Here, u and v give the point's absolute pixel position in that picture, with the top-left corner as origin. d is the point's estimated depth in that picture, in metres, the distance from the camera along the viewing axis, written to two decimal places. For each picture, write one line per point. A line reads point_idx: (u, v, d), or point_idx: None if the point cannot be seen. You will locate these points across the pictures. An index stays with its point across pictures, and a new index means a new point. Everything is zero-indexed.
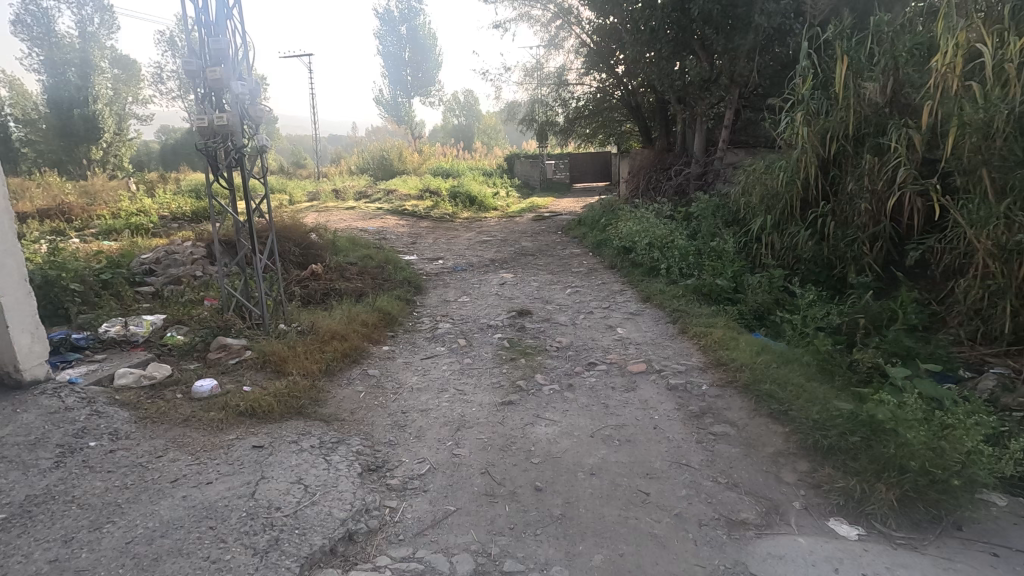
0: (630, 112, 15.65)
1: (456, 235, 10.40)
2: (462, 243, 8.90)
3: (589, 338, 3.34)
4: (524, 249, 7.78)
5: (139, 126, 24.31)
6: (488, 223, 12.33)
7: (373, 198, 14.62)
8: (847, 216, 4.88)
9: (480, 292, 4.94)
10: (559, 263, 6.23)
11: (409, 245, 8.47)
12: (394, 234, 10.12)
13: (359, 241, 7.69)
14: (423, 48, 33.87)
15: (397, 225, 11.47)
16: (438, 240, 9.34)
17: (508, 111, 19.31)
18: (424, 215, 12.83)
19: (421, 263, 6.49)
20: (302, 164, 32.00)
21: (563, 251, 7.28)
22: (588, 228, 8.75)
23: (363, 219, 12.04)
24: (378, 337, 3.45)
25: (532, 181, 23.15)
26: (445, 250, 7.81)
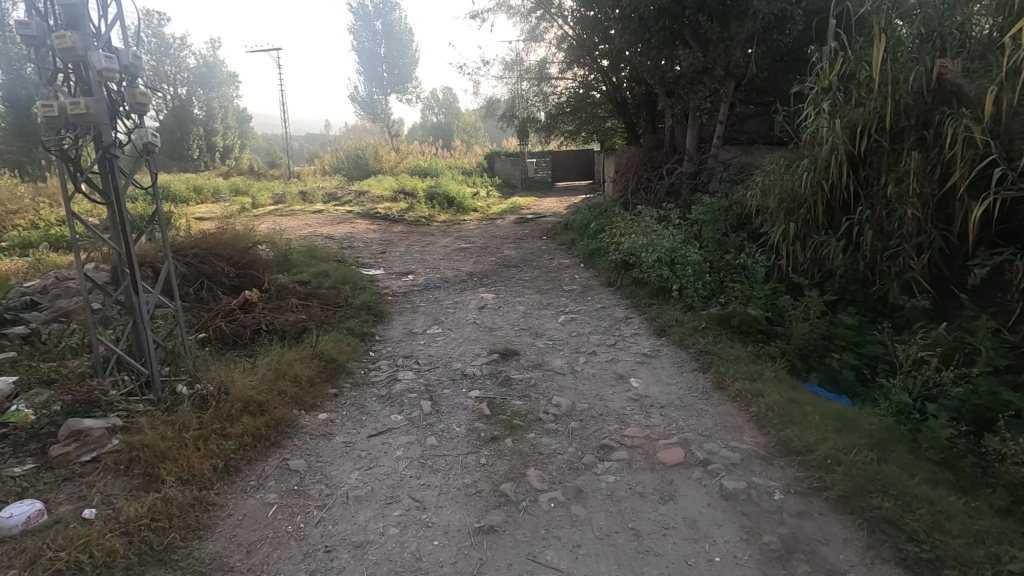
0: (615, 108, 14.94)
1: (431, 241, 9.54)
2: (437, 251, 8.05)
3: (595, 397, 2.53)
4: (506, 258, 6.96)
5: None
6: (467, 227, 11.46)
7: (343, 200, 13.63)
8: (886, 223, 4.15)
9: (455, 319, 4.11)
10: (547, 278, 5.43)
11: (378, 255, 7.58)
12: (363, 241, 9.22)
13: (318, 252, 6.78)
14: (399, 44, 32.75)
15: (368, 230, 10.55)
16: (411, 248, 8.47)
17: (488, 107, 18.48)
18: (398, 218, 11.92)
19: (387, 279, 5.61)
20: (275, 164, 30.74)
21: (549, 261, 6.49)
22: (576, 233, 7.95)
23: (330, 223, 11.09)
24: (314, 398, 2.60)
25: (514, 180, 22.33)
26: (418, 260, 6.95)
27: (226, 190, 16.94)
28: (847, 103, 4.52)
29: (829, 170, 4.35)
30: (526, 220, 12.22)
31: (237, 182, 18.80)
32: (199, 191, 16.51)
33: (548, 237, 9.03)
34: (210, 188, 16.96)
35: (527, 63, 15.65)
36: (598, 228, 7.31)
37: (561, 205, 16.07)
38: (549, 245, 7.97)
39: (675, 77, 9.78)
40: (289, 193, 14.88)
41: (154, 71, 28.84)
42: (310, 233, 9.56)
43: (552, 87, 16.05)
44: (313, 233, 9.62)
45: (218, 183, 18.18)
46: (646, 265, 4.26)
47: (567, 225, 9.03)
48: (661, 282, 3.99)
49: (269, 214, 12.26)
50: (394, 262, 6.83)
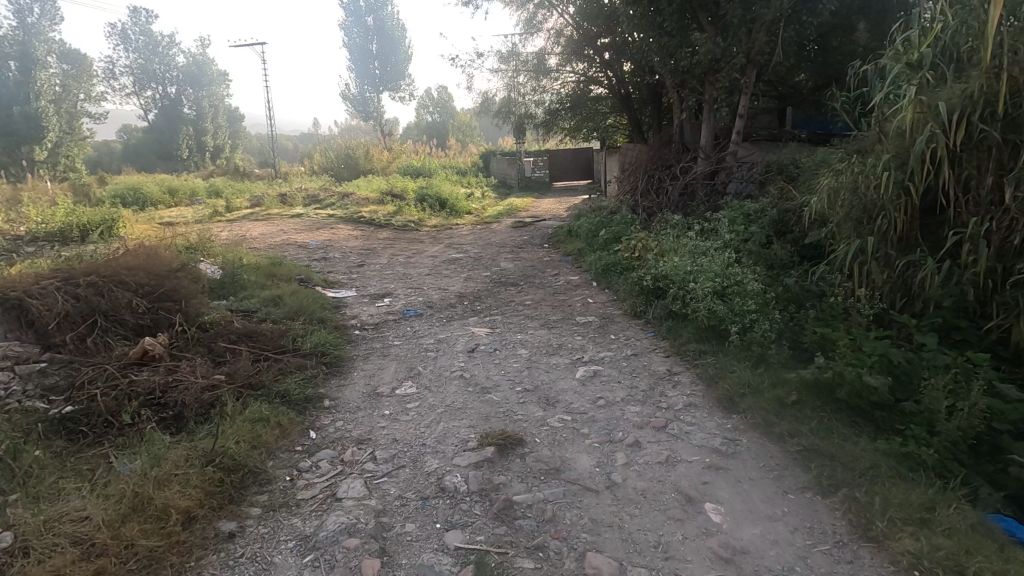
0: (619, 103, 13.99)
1: (419, 250, 8.51)
2: (422, 263, 7.03)
3: (655, 553, 1.53)
4: (503, 274, 5.94)
5: (75, 126, 21.84)
6: (459, 232, 10.46)
7: (325, 203, 12.58)
8: (1006, 239, 3.13)
9: (435, 370, 3.08)
10: (554, 303, 4.42)
11: (353, 270, 6.53)
12: (341, 250, 8.19)
13: (279, 268, 5.72)
14: (391, 40, 31.58)
15: (349, 237, 9.51)
16: (395, 260, 7.44)
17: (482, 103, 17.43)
18: (384, 223, 10.89)
19: (357, 306, 4.56)
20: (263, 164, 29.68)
21: (553, 278, 5.48)
22: (583, 242, 6.93)
23: (307, 230, 10.06)
24: (183, 553, 1.58)
25: (510, 179, 21.34)
26: (401, 277, 5.94)
27: (205, 192, 15.87)
28: (940, 84, 3.50)
29: (920, 169, 3.34)
30: (524, 225, 11.22)
31: (218, 183, 17.69)
32: (174, 194, 15.42)
33: (551, 245, 8.02)
34: (186, 190, 15.87)
35: (523, 56, 14.57)
36: (611, 238, 6.32)
37: (560, 206, 15.09)
38: (552, 256, 6.96)
39: (691, 66, 8.76)
40: (269, 195, 13.81)
41: (141, 69, 27.78)
42: (282, 242, 8.51)
43: (550, 81, 14.99)
44: (286, 242, 8.57)
45: (198, 184, 17.09)
46: (689, 295, 3.23)
47: (571, 231, 8.03)
48: (713, 319, 2.97)
49: (243, 220, 11.21)
50: (371, 279, 5.81)
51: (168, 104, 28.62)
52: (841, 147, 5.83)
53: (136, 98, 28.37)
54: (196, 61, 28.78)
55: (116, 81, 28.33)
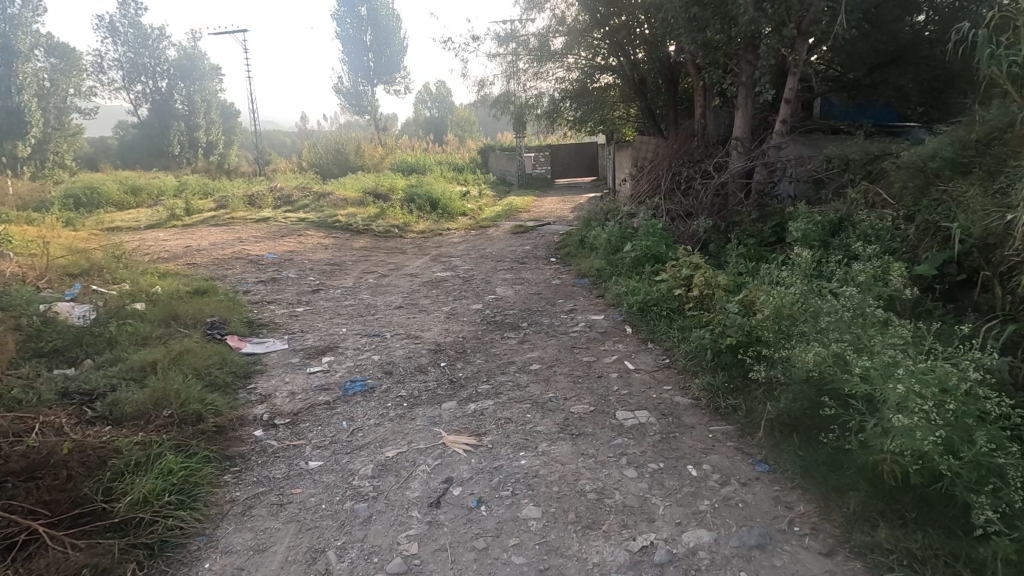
0: (632, 92, 12.46)
1: (398, 264, 7.03)
2: (396, 287, 5.54)
3: None
4: (499, 308, 4.45)
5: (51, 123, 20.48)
6: (450, 240, 8.98)
7: (297, 204, 11.08)
8: None
9: (359, 566, 1.58)
10: (574, 373, 2.91)
11: (304, 298, 5.03)
12: (303, 265, 6.71)
13: (191, 304, 4.20)
14: (386, 31, 30.00)
15: (318, 248, 8.01)
16: (365, 279, 5.96)
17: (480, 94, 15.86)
18: (364, 229, 9.42)
19: (279, 374, 3.05)
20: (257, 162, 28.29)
21: (567, 318, 3.98)
22: (602, 261, 5.43)
23: (269, 238, 8.54)
24: None
25: (510, 176, 19.88)
26: (362, 312, 4.44)
27: (174, 191, 14.33)
28: None
29: None
30: (526, 230, 9.74)
31: (191, 181, 16.14)
32: (139, 194, 13.93)
33: (559, 260, 6.52)
34: (154, 190, 14.34)
35: (524, 39, 12.99)
36: (644, 258, 4.85)
37: (565, 207, 13.62)
38: (562, 277, 5.48)
39: (727, 42, 7.24)
40: (238, 196, 12.26)
41: (130, 62, 26.19)
42: (232, 256, 7.01)
43: (554, 68, 13.44)
44: (238, 255, 7.07)
45: (169, 183, 15.55)
46: (848, 409, 1.74)
47: (585, 243, 6.52)
48: (915, 470, 1.46)
49: (201, 225, 9.70)
50: (321, 316, 4.32)
51: (157, 99, 27.17)
52: (955, 136, 4.29)
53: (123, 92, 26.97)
54: (187, 54, 27.27)
55: (101, 74, 26.91)
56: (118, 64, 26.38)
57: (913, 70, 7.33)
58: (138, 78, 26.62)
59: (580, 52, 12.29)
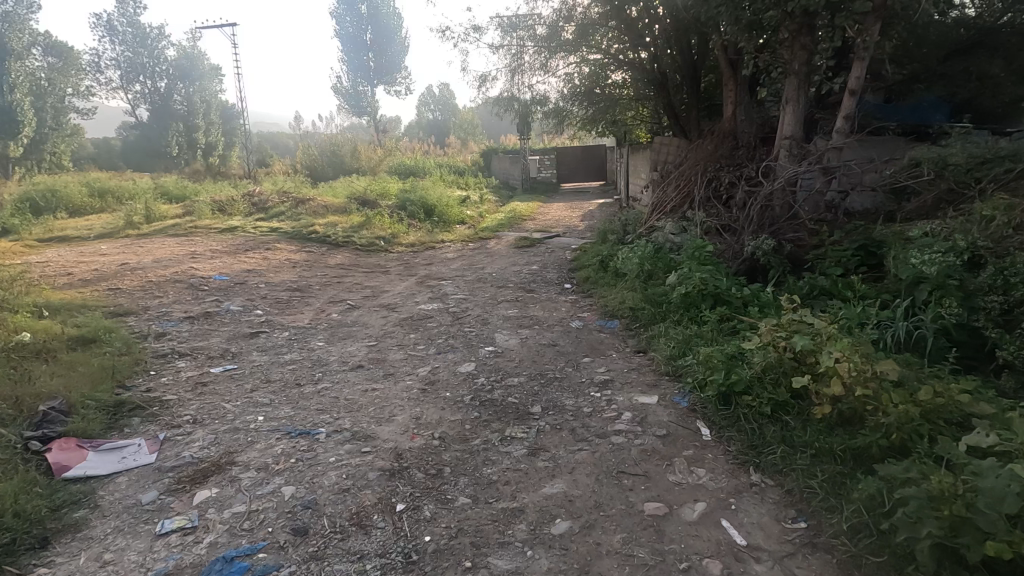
0: (659, 89, 11.32)
1: (375, 290, 5.71)
2: (362, 328, 4.20)
3: None
4: (496, 371, 3.10)
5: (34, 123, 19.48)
6: (443, 256, 7.68)
7: (272, 211, 9.81)
8: None
9: None
10: (633, 556, 1.58)
11: (232, 346, 3.69)
12: (254, 290, 5.39)
13: (43, 369, 2.87)
14: (386, 29, 28.78)
15: (284, 266, 6.70)
16: (325, 315, 4.63)
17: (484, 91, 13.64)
18: (344, 241, 8.13)
19: (101, 537, 1.72)
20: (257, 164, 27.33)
21: (600, 399, 2.63)
22: (637, 295, 4.10)
23: (228, 253, 7.24)
24: None
25: (514, 180, 18.62)
26: (302, 377, 3.09)
27: (147, 194, 13.12)
28: None
29: None
30: (531, 243, 8.43)
31: (170, 183, 14.98)
32: (107, 198, 12.72)
33: (575, 288, 5.20)
34: (124, 192, 13.11)
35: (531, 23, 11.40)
36: (699, 295, 3.57)
37: (574, 215, 12.38)
38: (582, 317, 4.14)
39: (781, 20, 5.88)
40: (209, 200, 10.97)
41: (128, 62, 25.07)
42: (171, 277, 5.71)
43: (562, 62, 12.05)
44: (179, 276, 5.77)
45: (145, 186, 14.31)
46: None
47: (610, 269, 5.22)
48: None
49: (156, 236, 8.41)
50: (238, 385, 2.97)
51: (157, 100, 26.13)
52: None
53: (121, 93, 25.97)
54: (187, 54, 26.08)
55: (99, 73, 25.92)
56: (115, 64, 25.32)
57: (1003, 57, 5.97)
58: (136, 78, 25.53)
59: (593, 43, 10.90)
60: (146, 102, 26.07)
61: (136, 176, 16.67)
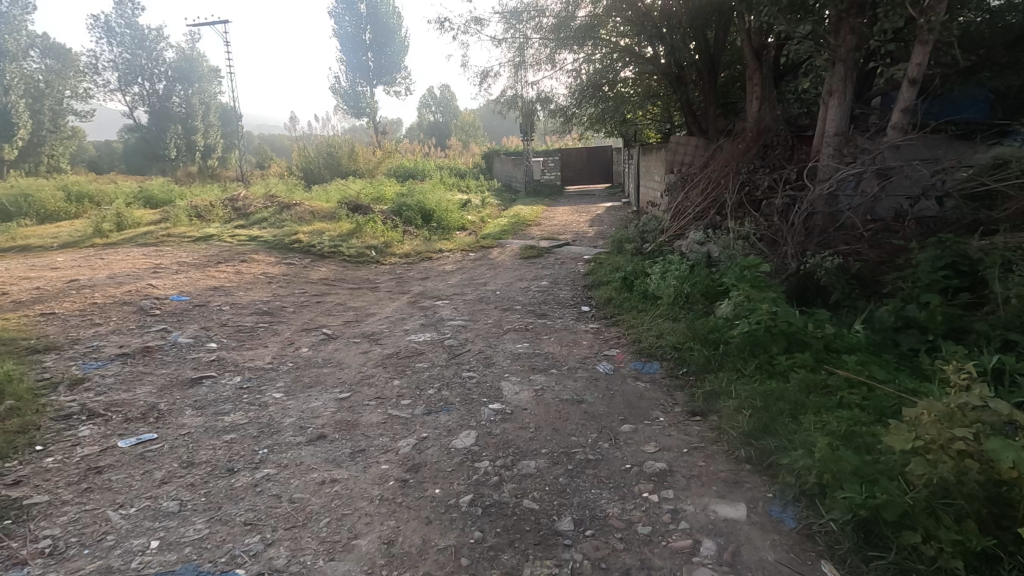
0: (675, 85, 10.52)
1: (359, 312, 4.89)
2: (335, 370, 3.36)
3: None
4: (505, 449, 2.27)
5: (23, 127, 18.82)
6: (441, 268, 6.86)
7: (255, 217, 9.00)
8: None
9: None
10: None
11: (161, 401, 2.85)
12: (215, 315, 4.55)
13: None
14: (386, 28, 27.98)
15: (258, 283, 5.87)
16: (294, 350, 3.79)
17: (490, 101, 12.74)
18: (331, 251, 7.32)
19: None
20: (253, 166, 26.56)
21: (658, 510, 1.81)
22: (680, 329, 3.26)
23: (198, 267, 6.40)
24: None
25: (517, 182, 17.83)
26: (238, 457, 2.25)
27: (127, 199, 12.31)
28: None
29: None
30: (538, 252, 7.61)
31: (155, 187, 14.18)
32: (84, 202, 11.92)
33: (595, 312, 4.37)
34: (103, 197, 12.31)
35: (535, 15, 10.54)
36: (767, 335, 2.74)
37: (583, 221, 11.57)
38: (610, 356, 3.32)
39: None
40: (188, 205, 10.13)
41: (124, 63, 24.43)
42: (120, 298, 4.87)
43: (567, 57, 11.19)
44: (129, 297, 4.94)
45: (128, 189, 13.53)
46: None
47: (636, 291, 4.39)
48: None
49: (124, 246, 7.57)
50: (144, 471, 2.13)
51: (155, 101, 25.43)
52: None
53: (117, 95, 25.32)
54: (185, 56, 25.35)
55: (97, 75, 25.29)
56: (113, 65, 24.48)
57: None
58: (133, 79, 24.75)
59: (605, 35, 10.03)
60: (145, 104, 25.25)
61: (121, 179, 15.91)
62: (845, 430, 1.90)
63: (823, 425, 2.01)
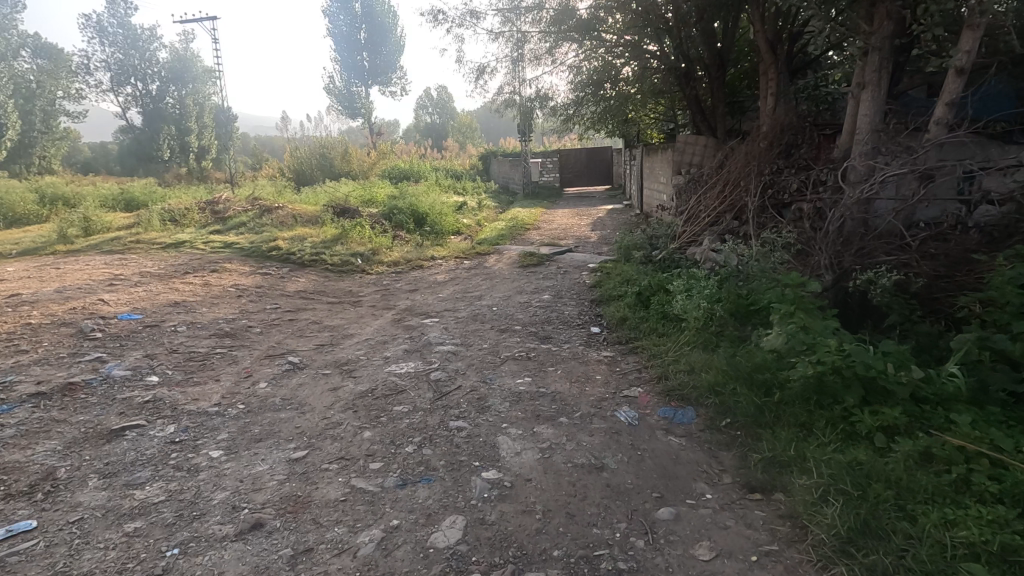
0: (683, 82, 9.95)
1: (335, 334, 4.27)
2: (294, 415, 2.74)
3: None
4: (501, 552, 1.66)
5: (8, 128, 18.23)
6: (432, 279, 6.25)
7: (234, 221, 8.38)
8: None
9: None
10: None
11: (63, 464, 2.23)
12: (166, 338, 3.93)
13: None
14: (381, 28, 27.39)
15: (227, 297, 5.24)
16: (249, 384, 3.17)
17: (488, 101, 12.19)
18: (312, 260, 6.70)
19: None
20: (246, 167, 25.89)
21: None
22: (719, 366, 2.66)
23: (162, 278, 5.77)
24: None
25: (514, 184, 17.24)
26: (134, 565, 1.64)
27: (104, 202, 11.68)
28: None
29: None
30: (538, 260, 7.01)
31: (137, 189, 13.53)
32: (57, 204, 11.28)
33: (607, 336, 3.76)
34: (79, 200, 11.67)
35: (534, 8, 9.94)
36: (837, 381, 2.14)
37: (585, 225, 10.99)
38: (631, 397, 2.71)
39: None
40: (164, 208, 9.49)
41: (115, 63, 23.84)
42: (60, 317, 4.24)
43: (568, 52, 10.59)
44: (71, 316, 4.30)
45: (109, 191, 12.92)
46: None
47: (655, 313, 3.78)
48: None
49: (87, 254, 6.93)
50: None
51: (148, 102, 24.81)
52: None
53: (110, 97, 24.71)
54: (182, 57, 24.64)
55: (90, 76, 24.68)
56: (104, 64, 23.92)
57: None
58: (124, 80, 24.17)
59: (608, 29, 9.44)
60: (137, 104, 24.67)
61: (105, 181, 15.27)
62: (994, 544, 1.37)
63: (957, 532, 1.46)
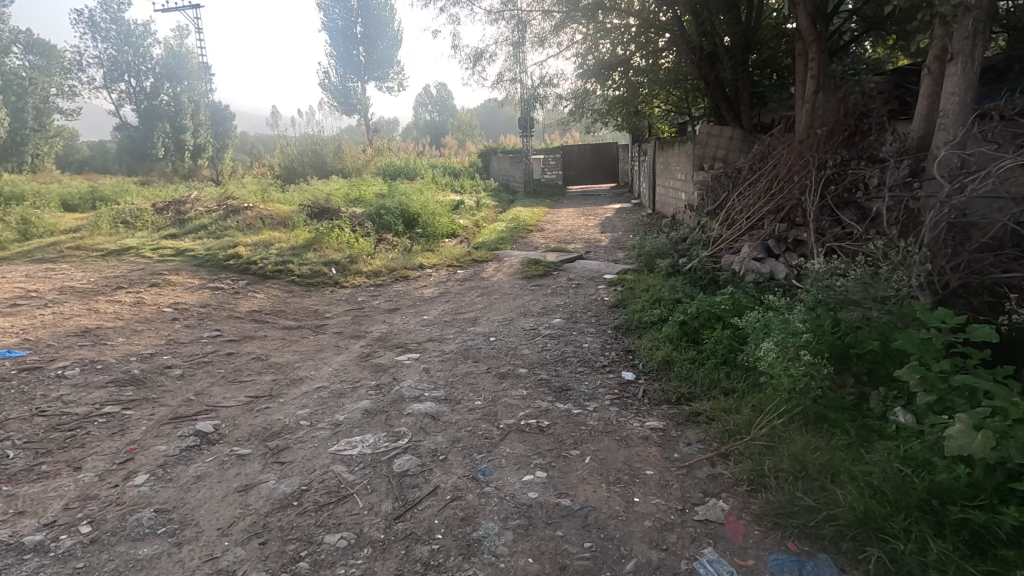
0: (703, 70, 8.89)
1: (278, 378, 3.20)
2: (160, 554, 1.68)
3: None
4: None
5: None
6: (418, 294, 5.18)
7: (196, 224, 7.32)
8: None
9: None
10: None
11: None
12: (39, 392, 2.85)
13: None
14: (377, 21, 26.22)
15: (156, 322, 4.17)
16: (119, 478, 2.10)
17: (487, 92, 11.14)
18: (276, 270, 5.63)
19: None
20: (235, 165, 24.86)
21: None
22: (866, 481, 1.60)
23: (84, 296, 4.69)
24: None
25: (516, 181, 16.16)
26: None
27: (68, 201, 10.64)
28: None
29: None
30: (544, 269, 5.94)
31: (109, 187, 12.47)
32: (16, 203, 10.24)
33: (646, 391, 2.69)
34: (40, 198, 10.62)
35: None
36: None
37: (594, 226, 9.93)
38: (715, 529, 1.65)
39: None
40: (122, 208, 8.41)
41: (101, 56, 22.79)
42: None
43: (575, 35, 9.50)
44: None
45: (77, 189, 11.86)
46: None
47: (714, 358, 2.71)
48: None
49: (14, 263, 5.87)
50: None
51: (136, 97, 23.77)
52: None
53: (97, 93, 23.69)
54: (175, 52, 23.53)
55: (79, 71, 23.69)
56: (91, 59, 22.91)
57: None
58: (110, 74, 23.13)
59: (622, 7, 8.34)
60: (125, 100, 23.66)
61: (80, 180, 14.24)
62: None
63: None
